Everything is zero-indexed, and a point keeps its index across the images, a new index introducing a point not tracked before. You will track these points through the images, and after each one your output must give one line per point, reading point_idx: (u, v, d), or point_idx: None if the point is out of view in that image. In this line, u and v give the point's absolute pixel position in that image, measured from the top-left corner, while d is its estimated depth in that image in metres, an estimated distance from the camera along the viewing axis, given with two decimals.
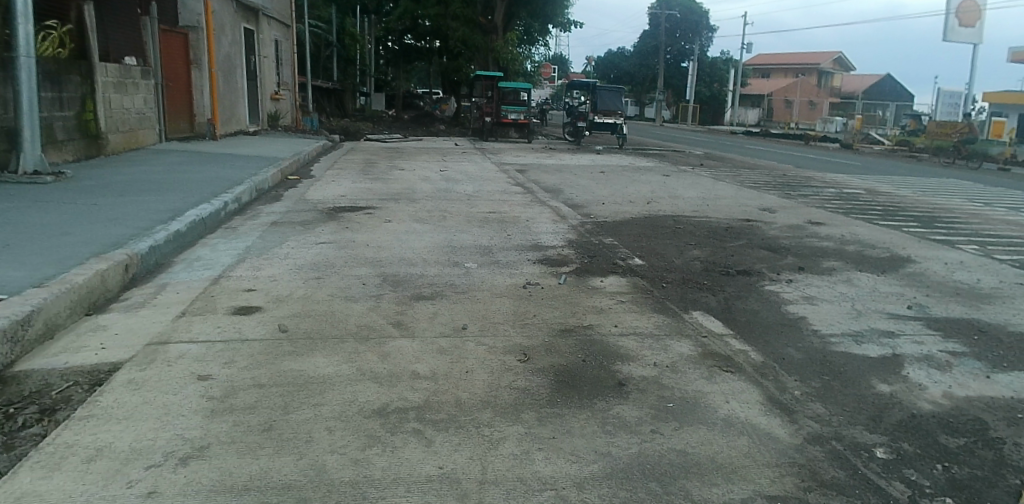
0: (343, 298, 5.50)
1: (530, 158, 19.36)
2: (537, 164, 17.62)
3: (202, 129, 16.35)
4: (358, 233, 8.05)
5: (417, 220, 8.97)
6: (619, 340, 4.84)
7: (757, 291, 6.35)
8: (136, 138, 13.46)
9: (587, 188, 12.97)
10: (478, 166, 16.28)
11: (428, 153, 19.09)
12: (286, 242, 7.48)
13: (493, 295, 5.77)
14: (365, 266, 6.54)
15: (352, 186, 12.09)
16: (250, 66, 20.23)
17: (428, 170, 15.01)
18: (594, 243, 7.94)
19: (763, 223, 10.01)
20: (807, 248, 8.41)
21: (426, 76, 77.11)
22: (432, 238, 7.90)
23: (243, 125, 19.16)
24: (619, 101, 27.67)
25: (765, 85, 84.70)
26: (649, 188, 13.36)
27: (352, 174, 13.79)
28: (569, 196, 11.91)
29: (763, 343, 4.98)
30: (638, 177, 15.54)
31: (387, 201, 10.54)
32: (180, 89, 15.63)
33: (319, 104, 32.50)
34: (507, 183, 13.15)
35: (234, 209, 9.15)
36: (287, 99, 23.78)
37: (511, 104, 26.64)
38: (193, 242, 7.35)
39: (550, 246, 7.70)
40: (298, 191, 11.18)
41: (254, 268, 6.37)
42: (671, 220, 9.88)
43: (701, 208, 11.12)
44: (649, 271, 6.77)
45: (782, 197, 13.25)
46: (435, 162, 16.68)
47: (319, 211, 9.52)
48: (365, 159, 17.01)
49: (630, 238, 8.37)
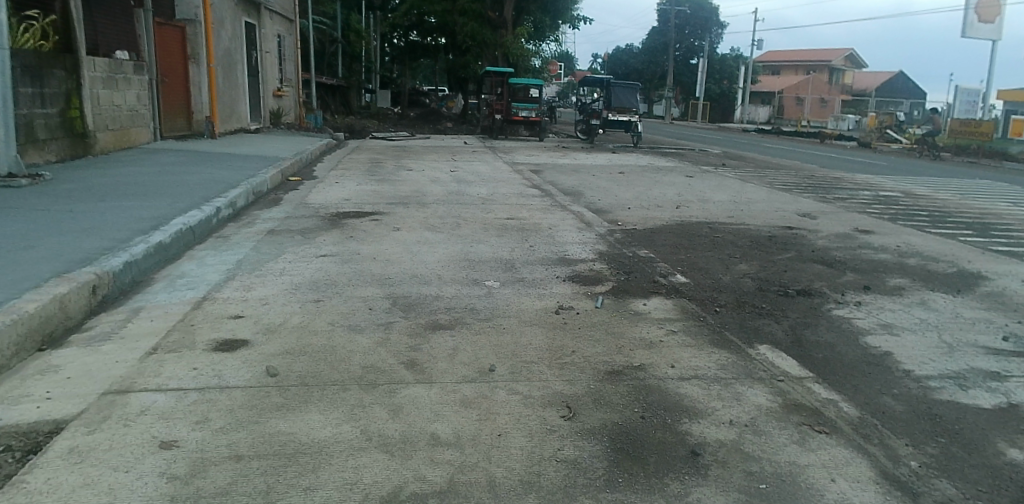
0: (347, 328, 4.66)
1: (544, 157, 18.52)
2: (552, 164, 16.78)
3: (200, 126, 15.49)
4: (364, 244, 7.23)
5: (429, 228, 8.15)
6: (680, 386, 3.98)
7: (825, 318, 5.48)
8: (128, 136, 12.64)
9: (609, 191, 12.12)
10: (490, 166, 15.46)
11: (438, 152, 18.26)
12: (283, 255, 6.67)
13: (522, 324, 4.92)
14: (371, 285, 5.71)
15: (358, 188, 11.28)
16: (251, 62, 19.45)
17: (438, 171, 14.18)
18: (628, 257, 7.08)
19: (807, 231, 9.13)
20: (863, 262, 7.55)
21: (432, 73, 76.23)
22: (448, 249, 7.08)
23: (244, 123, 18.34)
24: (635, 99, 26.03)
25: (776, 82, 83.54)
26: (675, 191, 12.50)
27: (358, 175, 12.99)
28: (591, 199, 11.07)
29: (851, 391, 4.11)
30: (661, 178, 14.68)
31: (396, 205, 9.72)
32: (177, 85, 14.80)
33: (323, 101, 31.71)
34: (524, 186, 12.31)
35: (227, 216, 8.33)
36: (291, 95, 22.99)
37: (522, 101, 25.80)
38: (177, 256, 6.53)
39: (579, 259, 6.86)
40: (299, 195, 10.38)
41: (244, 288, 5.55)
42: (707, 227, 9.02)
43: (736, 213, 10.27)
44: (697, 292, 5.92)
45: (816, 200, 12.37)
46: (446, 162, 15.86)
47: (321, 216, 8.71)
48: (372, 158, 16.17)
49: (667, 249, 7.53)
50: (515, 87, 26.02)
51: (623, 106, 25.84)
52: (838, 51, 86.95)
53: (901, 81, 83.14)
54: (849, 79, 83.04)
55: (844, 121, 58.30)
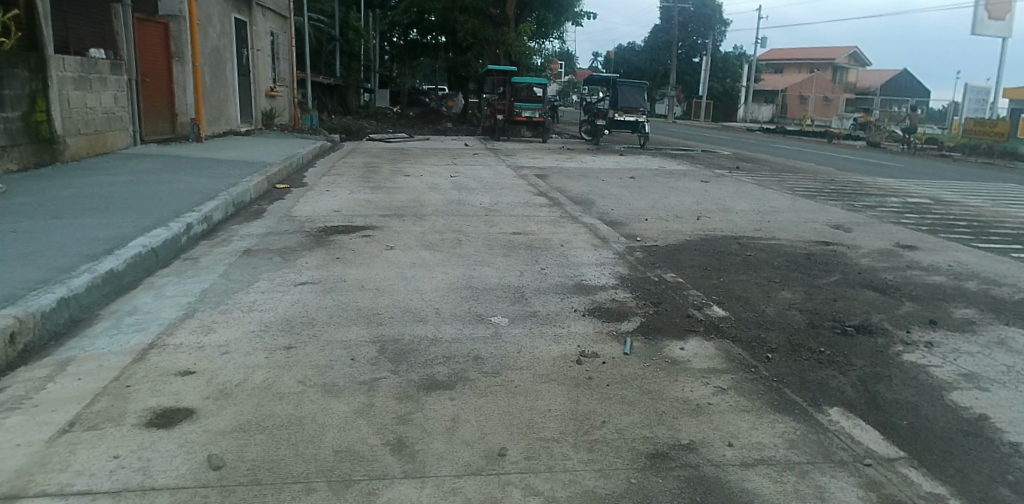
0: (321, 389, 3.76)
1: (548, 160, 17.63)
2: (558, 168, 15.89)
3: (186, 130, 14.59)
4: (351, 267, 6.32)
5: (426, 245, 7.25)
6: (745, 478, 3.08)
7: (898, 367, 4.59)
8: (103, 141, 11.81)
9: (621, 199, 11.22)
10: (492, 170, 14.59)
11: (437, 155, 17.37)
12: (256, 283, 5.77)
13: (537, 378, 4.03)
14: (356, 324, 4.81)
15: (350, 197, 10.37)
16: (242, 61, 18.55)
17: (437, 176, 13.28)
18: (653, 282, 6.19)
19: (844, 247, 8.26)
20: (919, 286, 6.64)
21: (432, 72, 75.22)
22: (447, 274, 6.17)
23: (232, 125, 17.45)
24: (641, 98, 25.19)
25: (780, 79, 82.58)
26: (692, 199, 11.60)
27: (351, 181, 12.11)
28: (603, 209, 10.17)
29: (960, 481, 3.23)
30: (675, 183, 13.78)
31: (390, 218, 8.82)
32: (159, 86, 13.92)
33: (320, 101, 30.80)
34: (529, 193, 11.41)
35: (200, 233, 7.45)
36: (283, 95, 22.10)
37: (525, 101, 24.91)
38: (133, 285, 5.65)
39: (598, 286, 5.95)
40: (284, 206, 9.49)
41: (203, 329, 4.66)
42: (734, 242, 8.13)
43: (763, 225, 9.39)
44: (741, 330, 5.03)
45: (844, 209, 11.47)
46: (445, 166, 14.98)
47: (306, 232, 7.81)
48: (368, 162, 15.29)
49: (696, 272, 6.61)
50: (518, 86, 25.12)
51: (630, 106, 24.98)
52: (842, 49, 85.91)
53: (905, 79, 82.26)
54: (853, 77, 82.03)
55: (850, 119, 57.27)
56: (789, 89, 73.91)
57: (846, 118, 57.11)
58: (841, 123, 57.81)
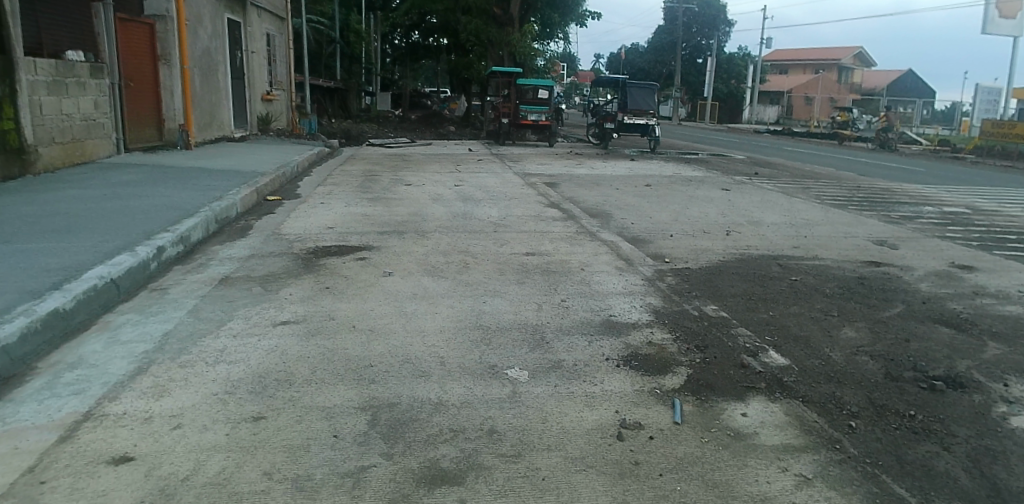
0: (294, 488, 2.90)
1: (557, 166, 16.77)
2: (568, 174, 15.02)
3: (173, 136, 13.74)
4: (342, 300, 5.44)
5: (429, 271, 6.39)
6: None
7: (1012, 438, 3.71)
8: (82, 150, 10.95)
9: (640, 210, 10.35)
10: (499, 178, 13.73)
11: (440, 161, 16.51)
12: (229, 322, 4.90)
13: (571, 464, 3.16)
14: (341, 382, 3.94)
15: (346, 210, 9.52)
16: (236, 64, 17.74)
17: (440, 185, 12.43)
18: (694, 317, 5.32)
19: (897, 268, 7.37)
20: (997, 320, 5.74)
21: (433, 74, 74.41)
22: (454, 308, 5.30)
23: (225, 130, 16.63)
24: (652, 101, 24.04)
25: (785, 81, 81.68)
26: (716, 210, 10.73)
27: (348, 191, 11.26)
28: (622, 222, 9.31)
29: None
30: (694, 191, 12.90)
31: (389, 235, 7.96)
32: (146, 90, 13.08)
33: (319, 104, 29.97)
34: (540, 204, 10.55)
35: (174, 257, 6.60)
36: (281, 99, 21.28)
37: (531, 104, 24.05)
38: (84, 326, 4.79)
39: (630, 325, 5.08)
40: (273, 222, 8.63)
41: (157, 392, 3.79)
42: (774, 263, 7.25)
43: (800, 241, 8.50)
44: (809, 388, 4.16)
45: (881, 220, 10.59)
46: (448, 173, 14.14)
47: (294, 254, 6.95)
48: (367, 170, 14.44)
49: (741, 305, 5.73)
50: (523, 88, 24.24)
51: (640, 108, 23.74)
52: (847, 49, 84.89)
53: (911, 80, 81.43)
54: (858, 78, 81.13)
55: (856, 120, 56.06)
56: (795, 90, 73.02)
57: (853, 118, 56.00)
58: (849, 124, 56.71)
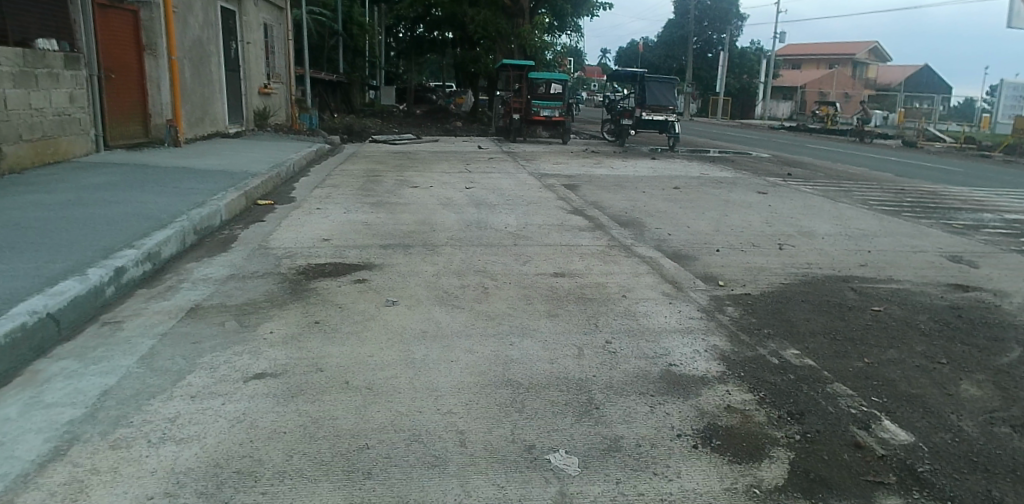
0: None
1: (575, 165, 15.67)
2: (588, 175, 13.94)
3: (160, 132, 12.82)
4: (335, 340, 4.39)
5: (443, 298, 5.33)
6: None
7: None
8: (55, 147, 10.04)
9: (674, 218, 9.27)
10: (514, 179, 12.66)
11: (450, 159, 15.45)
12: (189, 374, 3.86)
13: None
14: (326, 476, 2.89)
15: (345, 217, 8.48)
16: (232, 56, 16.73)
17: (450, 188, 11.38)
18: (775, 367, 4.24)
19: (991, 294, 6.26)
20: None
21: (439, 68, 73.25)
22: (472, 353, 4.24)
23: (218, 126, 15.65)
24: (672, 96, 22.86)
25: (798, 76, 80.02)
26: (759, 217, 9.63)
27: (350, 195, 10.22)
28: (657, 233, 8.24)
29: None
30: (728, 194, 11.79)
31: (394, 249, 6.91)
32: (129, 84, 12.11)
33: (322, 99, 28.96)
34: (563, 211, 9.49)
35: (136, 278, 5.59)
36: (280, 94, 20.30)
37: (544, 99, 22.93)
38: (3, 379, 3.76)
39: (697, 378, 4.00)
40: (260, 233, 7.61)
41: (71, 495, 2.74)
42: (846, 288, 6.14)
43: (865, 258, 7.40)
44: (958, 485, 3.07)
45: (944, 231, 9.45)
46: (458, 174, 13.09)
47: (282, 274, 5.92)
48: (371, 169, 13.39)
49: (827, 349, 4.64)
50: (536, 82, 23.08)
51: (658, 104, 22.63)
52: (861, 43, 83.13)
53: (926, 75, 79.71)
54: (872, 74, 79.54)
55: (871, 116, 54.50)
56: (807, 85, 71.51)
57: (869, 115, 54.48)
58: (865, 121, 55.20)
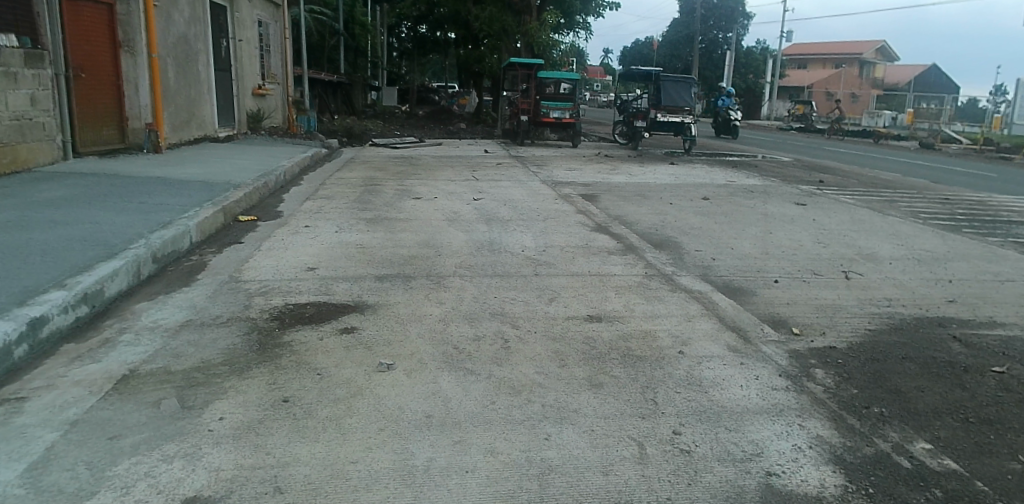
0: None
1: (589, 171, 14.52)
2: (605, 183, 12.79)
3: (138, 137, 11.69)
4: (306, 435, 3.22)
5: (451, 357, 4.17)
6: None
7: None
8: (13, 156, 8.91)
9: (712, 237, 8.13)
10: (525, 188, 11.53)
11: (455, 165, 14.32)
12: (88, 502, 2.70)
13: None
14: None
15: (336, 238, 7.33)
16: (221, 53, 15.58)
17: (456, 199, 10.24)
18: (912, 479, 3.06)
19: None
20: None
21: (441, 68, 72.26)
22: (493, 456, 3.07)
23: (206, 130, 14.53)
24: (689, 95, 21.48)
25: (804, 75, 78.84)
26: (808, 235, 8.47)
27: (344, 209, 9.08)
28: (699, 258, 7.07)
29: None
30: (763, 207, 10.64)
31: (391, 281, 5.75)
32: (103, 84, 10.97)
33: (320, 99, 27.82)
34: (585, 228, 8.33)
35: (66, 328, 4.45)
36: (275, 94, 19.16)
37: (552, 100, 21.69)
38: None
39: (811, 502, 2.84)
40: (234, 260, 6.46)
41: None
42: (949, 338, 4.97)
43: (950, 291, 6.25)
44: None
45: (1019, 252, 8.28)
46: (465, 182, 11.95)
47: (251, 320, 4.77)
48: (369, 177, 12.25)
49: (965, 440, 3.49)
50: (545, 81, 21.76)
51: (675, 104, 21.28)
52: (869, 43, 81.92)
53: (933, 75, 78.54)
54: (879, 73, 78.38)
55: (881, 116, 53.33)
56: (814, 85, 70.32)
57: (879, 115, 53.35)
58: (875, 122, 54.02)
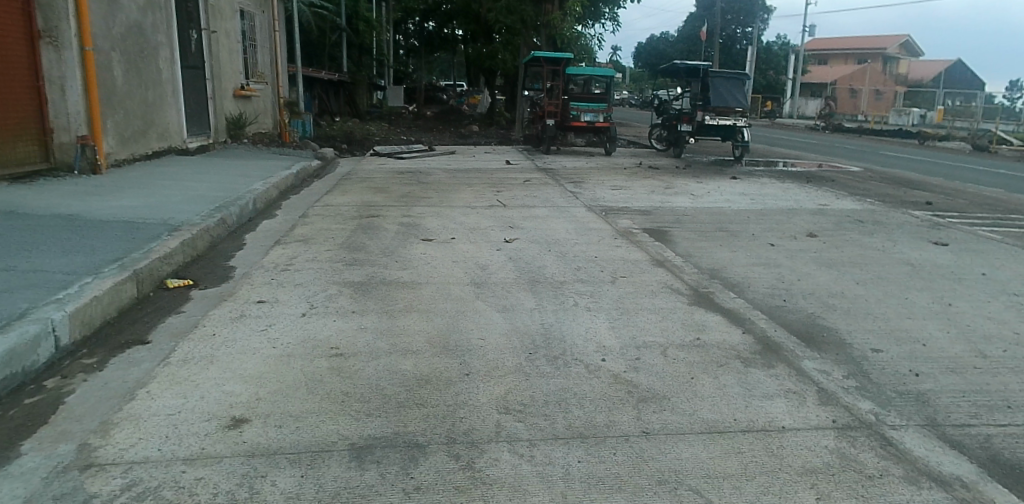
0: None
1: (640, 190, 11.78)
2: (666, 208, 10.07)
3: (68, 154, 9.04)
4: None
5: None
6: None
7: None
8: None
9: (873, 319, 5.39)
10: (570, 220, 8.84)
11: (476, 184, 11.63)
12: None
13: None
14: None
15: (300, 330, 4.61)
16: (191, 48, 12.94)
17: (482, 240, 7.53)
18: None
19: None
20: None
21: (448, 65, 69.60)
22: None
23: (168, 141, 11.89)
24: (742, 96, 18.36)
25: (828, 70, 75.64)
26: (1007, 311, 5.72)
27: (326, 262, 6.39)
28: (888, 376, 4.32)
29: None
30: (895, 250, 7.87)
31: (382, 464, 3.02)
32: (15, 89, 8.34)
33: (320, 100, 25.23)
34: (680, 299, 5.59)
35: None
36: (263, 95, 16.51)
37: (583, 101, 18.88)
38: None
39: None
40: (115, 390, 3.77)
41: None
42: None
43: None
44: None
45: None
46: (490, 210, 9.27)
47: None
48: (366, 203, 9.57)
49: None
50: (574, 78, 19.00)
51: (726, 104, 18.21)
52: (894, 38, 78.54)
53: (961, 70, 75.05)
54: (905, 68, 74.93)
55: (912, 113, 49.96)
56: (838, 81, 67.10)
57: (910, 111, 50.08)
58: (905, 119, 50.72)
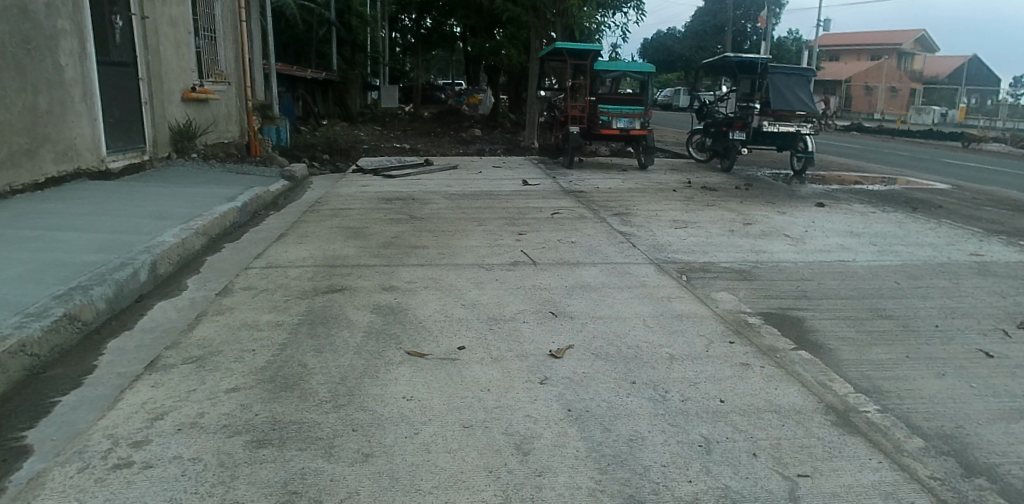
0: None
1: (710, 228, 8.66)
2: (763, 263, 6.95)
3: None
4: None
5: None
6: None
7: None
8: None
9: None
10: (639, 295, 5.74)
11: (490, 221, 8.54)
12: None
13: None
14: None
15: None
16: (115, 39, 9.87)
17: (510, 352, 4.43)
18: None
19: None
20: None
21: (448, 62, 66.61)
22: None
23: (74, 161, 8.82)
24: (807, 95, 15.20)
25: (841, 66, 72.30)
26: None
27: (218, 431, 3.32)
28: None
29: None
30: None
31: None
32: None
33: (304, 102, 22.18)
34: None
35: None
36: (224, 97, 13.42)
37: (613, 103, 15.79)
38: None
39: None
40: None
41: None
42: None
43: None
44: None
45: None
46: (515, 276, 6.18)
47: None
48: (331, 261, 6.48)
49: None
50: (604, 76, 15.86)
51: (789, 105, 15.02)
52: (911, 34, 75.27)
53: (979, 65, 71.58)
54: (918, 65, 71.65)
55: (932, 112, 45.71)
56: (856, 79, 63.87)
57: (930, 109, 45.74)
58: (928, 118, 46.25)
